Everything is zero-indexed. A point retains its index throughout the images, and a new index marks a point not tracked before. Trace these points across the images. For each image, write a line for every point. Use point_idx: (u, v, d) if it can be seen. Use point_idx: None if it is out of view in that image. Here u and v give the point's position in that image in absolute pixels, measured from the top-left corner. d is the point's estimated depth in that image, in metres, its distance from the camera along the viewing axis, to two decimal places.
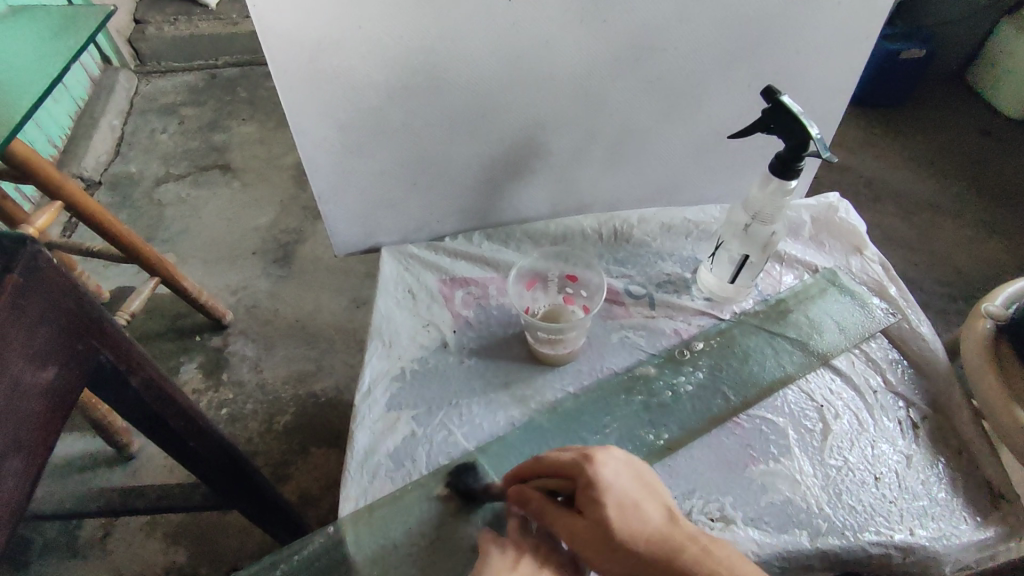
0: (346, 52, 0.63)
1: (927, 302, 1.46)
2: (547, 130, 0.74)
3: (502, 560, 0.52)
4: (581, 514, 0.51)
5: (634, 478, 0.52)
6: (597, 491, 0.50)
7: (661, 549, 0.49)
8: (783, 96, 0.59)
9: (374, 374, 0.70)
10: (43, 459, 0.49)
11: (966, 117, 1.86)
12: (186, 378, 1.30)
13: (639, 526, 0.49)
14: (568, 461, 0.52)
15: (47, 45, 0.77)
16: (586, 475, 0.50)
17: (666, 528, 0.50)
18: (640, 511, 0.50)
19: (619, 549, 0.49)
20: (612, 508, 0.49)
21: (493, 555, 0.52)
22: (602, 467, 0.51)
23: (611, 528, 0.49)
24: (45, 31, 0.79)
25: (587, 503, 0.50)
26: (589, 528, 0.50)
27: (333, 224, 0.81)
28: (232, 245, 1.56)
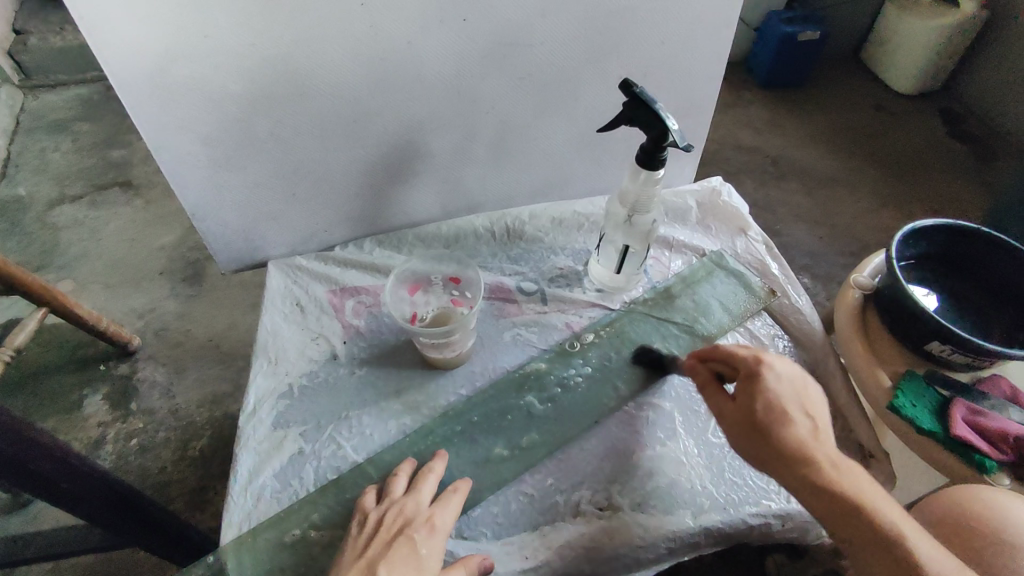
0: (197, 63, 0.59)
1: (832, 273, 1.53)
2: (424, 130, 0.73)
3: (355, 542, 0.53)
4: (734, 400, 0.56)
5: (801, 387, 0.56)
6: (760, 386, 0.55)
7: (792, 449, 0.52)
8: (639, 89, 0.60)
9: (260, 393, 0.68)
10: None
11: (862, 94, 1.96)
12: (91, 411, 1.23)
13: (780, 425, 0.53)
14: (742, 357, 0.57)
15: None
16: (757, 370, 0.56)
17: (803, 431, 0.53)
18: (787, 413, 0.54)
19: (755, 432, 0.54)
20: (763, 402, 0.54)
21: (351, 538, 0.54)
22: (772, 370, 0.56)
23: (756, 416, 0.54)
24: None
25: (746, 392, 0.55)
26: (737, 410, 0.55)
27: (213, 241, 0.77)
28: (137, 266, 1.49)
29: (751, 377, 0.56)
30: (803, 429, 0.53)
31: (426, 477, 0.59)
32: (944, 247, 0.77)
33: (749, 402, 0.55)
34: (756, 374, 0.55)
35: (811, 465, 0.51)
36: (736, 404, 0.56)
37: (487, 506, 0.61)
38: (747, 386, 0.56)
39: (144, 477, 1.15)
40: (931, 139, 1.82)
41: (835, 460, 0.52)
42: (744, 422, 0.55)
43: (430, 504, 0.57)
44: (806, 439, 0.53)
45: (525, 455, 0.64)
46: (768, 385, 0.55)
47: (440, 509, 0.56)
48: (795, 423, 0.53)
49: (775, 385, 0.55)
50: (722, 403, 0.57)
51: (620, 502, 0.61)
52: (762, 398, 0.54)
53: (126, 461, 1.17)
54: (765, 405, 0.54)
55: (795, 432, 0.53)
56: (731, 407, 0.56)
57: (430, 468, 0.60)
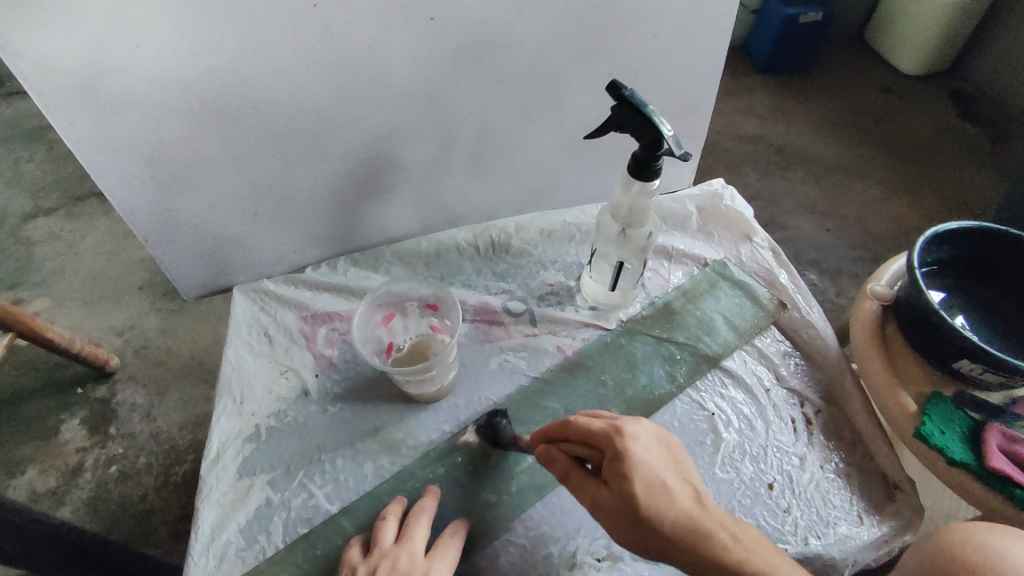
0: (131, 77, 0.53)
1: (842, 267, 1.46)
2: (394, 142, 0.67)
3: None
4: (608, 485, 0.48)
5: (666, 454, 0.49)
6: (629, 464, 0.47)
7: (688, 533, 0.45)
8: (628, 91, 0.54)
9: (223, 437, 0.62)
10: None
11: (868, 76, 1.88)
12: (69, 437, 1.18)
13: (660, 505, 0.46)
14: (602, 432, 0.49)
15: None
16: (621, 450, 0.47)
17: (687, 504, 0.46)
18: (670, 489, 0.46)
19: (641, 526, 0.45)
20: (640, 484, 0.46)
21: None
22: (633, 443, 0.48)
23: (637, 505, 0.46)
24: None
25: (615, 477, 0.47)
26: (613, 501, 0.47)
27: (172, 267, 0.72)
28: (115, 280, 1.42)
29: (618, 458, 0.47)
30: (688, 502, 0.47)
31: (419, 523, 0.53)
32: (969, 251, 0.70)
33: (623, 490, 0.46)
34: (620, 454, 0.47)
35: (711, 548, 0.45)
36: (614, 492, 0.47)
37: (473, 560, 0.55)
38: (615, 470, 0.47)
39: (124, 506, 1.10)
40: (940, 122, 1.74)
41: (736, 533, 0.46)
42: (621, 513, 0.46)
43: (425, 554, 0.51)
44: (688, 512, 0.46)
45: (516, 501, 0.58)
46: (633, 460, 0.47)
47: (436, 562, 0.50)
48: (673, 498, 0.46)
49: (644, 459, 0.47)
50: (597, 492, 0.48)
51: (621, 551, 0.55)
52: (637, 481, 0.46)
53: (105, 490, 1.12)
54: (642, 488, 0.46)
55: (683, 507, 0.46)
56: (607, 497, 0.47)
57: (422, 512, 0.54)
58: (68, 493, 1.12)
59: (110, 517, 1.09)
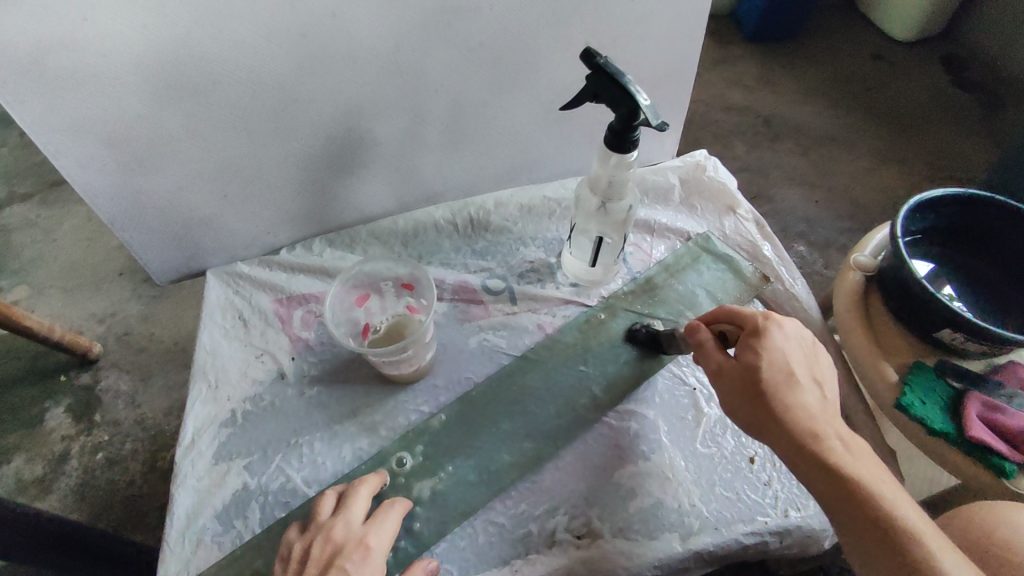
0: (81, 52, 0.51)
1: (830, 239, 1.45)
2: (365, 117, 0.65)
3: None
4: (733, 358, 0.49)
5: (808, 349, 0.49)
6: (763, 341, 0.48)
7: (797, 415, 0.45)
8: (602, 59, 0.52)
9: (198, 422, 0.61)
10: None
11: (858, 43, 1.84)
12: (53, 425, 1.17)
13: (784, 389, 0.46)
14: (750, 317, 0.50)
15: None
16: (765, 328, 0.48)
17: (813, 406, 0.46)
18: (796, 377, 0.47)
19: (755, 393, 0.46)
20: (771, 367, 0.47)
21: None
22: (776, 330, 0.48)
23: (759, 379, 0.46)
24: None
25: (748, 348, 0.48)
26: (734, 372, 0.48)
27: (142, 251, 0.70)
28: (96, 266, 1.40)
29: (756, 334, 0.48)
30: (812, 398, 0.46)
31: (357, 493, 0.52)
32: (953, 219, 0.69)
33: (751, 360, 0.47)
34: (760, 330, 0.48)
35: (802, 429, 0.45)
36: (735, 361, 0.48)
37: (450, 539, 0.55)
38: (749, 344, 0.48)
39: (112, 492, 1.10)
40: (930, 89, 1.72)
41: (846, 439, 0.45)
42: (742, 385, 0.47)
43: (364, 522, 0.51)
44: (813, 407, 0.46)
45: (496, 479, 0.57)
46: (772, 342, 0.47)
47: (375, 530, 0.50)
48: (806, 391, 0.46)
49: (783, 346, 0.48)
50: (719, 359, 0.49)
51: (600, 528, 0.55)
52: (764, 357, 0.47)
53: (92, 476, 1.11)
54: (769, 367, 0.47)
55: (806, 399, 0.46)
56: (730, 365, 0.48)
57: (360, 482, 0.53)
58: (54, 481, 1.11)
59: (98, 504, 1.09)
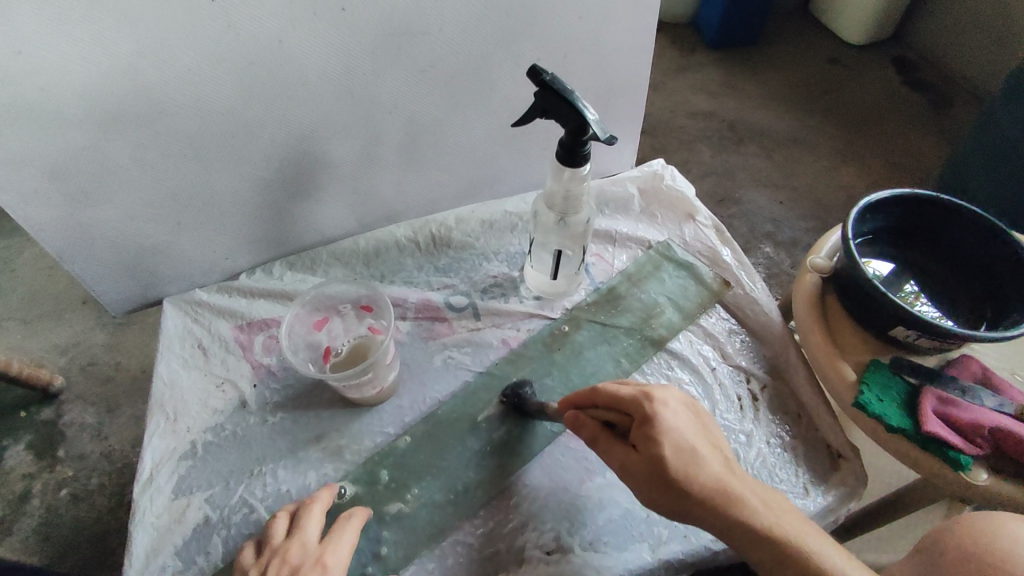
0: (16, 86, 0.49)
1: (795, 239, 1.48)
2: (320, 139, 0.64)
3: None
4: (637, 448, 0.49)
5: (694, 419, 0.50)
6: (658, 427, 0.48)
7: (712, 494, 0.46)
8: (549, 76, 0.52)
9: (156, 456, 0.60)
10: None
11: (814, 47, 1.89)
12: (14, 463, 1.13)
13: (693, 470, 0.46)
14: (633, 399, 0.50)
15: None
16: (654, 413, 0.48)
17: (716, 468, 0.47)
18: (698, 453, 0.47)
19: (668, 486, 0.46)
20: (669, 443, 0.47)
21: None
22: (661, 407, 0.49)
23: (665, 466, 0.47)
24: None
25: (647, 438, 0.48)
26: (642, 461, 0.48)
27: (94, 283, 0.68)
28: (56, 296, 1.36)
29: (648, 421, 0.48)
30: (718, 464, 0.47)
31: (310, 511, 0.52)
32: (903, 219, 0.71)
33: (652, 450, 0.47)
34: (652, 418, 0.48)
35: (723, 510, 0.46)
36: (642, 454, 0.48)
37: (419, 562, 0.54)
38: (647, 433, 0.48)
39: (78, 530, 1.06)
40: (885, 90, 1.77)
41: (764, 500, 0.47)
42: (656, 476, 0.47)
43: (320, 541, 0.51)
44: (720, 473, 0.47)
45: (464, 499, 0.57)
46: (667, 424, 0.48)
47: (331, 547, 0.50)
48: (708, 460, 0.47)
49: (674, 424, 0.48)
50: (626, 454, 0.49)
51: (569, 543, 0.55)
52: (667, 443, 0.47)
53: (56, 515, 1.08)
54: (666, 453, 0.47)
55: (712, 470, 0.47)
56: (637, 458, 0.48)
57: (312, 499, 0.53)
58: (15, 522, 1.07)
59: (64, 543, 1.05)
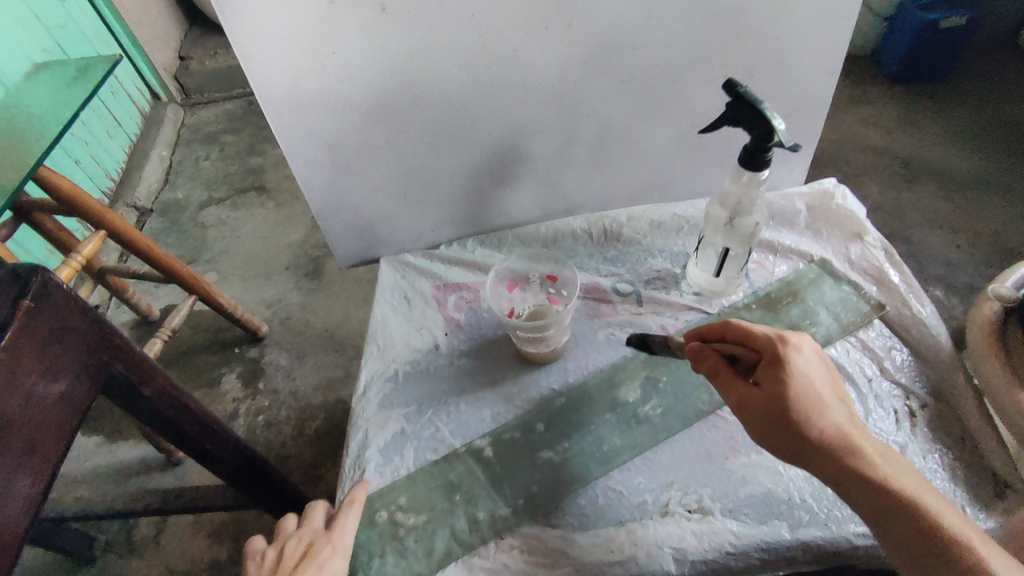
0: (325, 77, 0.67)
1: (972, 285, 1.37)
2: (526, 135, 0.77)
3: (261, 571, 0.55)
4: (758, 387, 0.53)
5: (826, 370, 0.53)
6: (784, 370, 0.51)
7: (828, 438, 0.50)
8: (743, 88, 0.59)
9: (369, 376, 0.74)
10: (57, 467, 0.51)
11: (1015, 86, 1.74)
12: (227, 387, 1.39)
13: (812, 414, 0.50)
14: (763, 339, 0.54)
15: (64, 94, 0.83)
16: (783, 356, 0.52)
17: (839, 421, 0.51)
18: (823, 400, 0.51)
19: (784, 424, 0.51)
20: (794, 387, 0.51)
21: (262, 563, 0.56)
22: (797, 354, 0.52)
23: (785, 402, 0.51)
24: (61, 84, 0.85)
25: (772, 378, 0.52)
26: (761, 398, 0.52)
27: (334, 238, 0.86)
28: (268, 261, 1.65)
29: (775, 363, 0.52)
30: (844, 416, 0.51)
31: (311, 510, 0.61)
32: None
33: (775, 388, 0.51)
34: (779, 360, 0.52)
35: (833, 450, 0.49)
36: (762, 391, 0.52)
37: (572, 496, 0.62)
38: (773, 372, 0.52)
39: (268, 449, 1.28)
40: None
41: (881, 454, 0.50)
42: (770, 412, 0.51)
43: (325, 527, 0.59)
44: (840, 424, 0.50)
45: (619, 451, 0.64)
46: (796, 371, 0.52)
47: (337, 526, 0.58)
48: (831, 410, 0.51)
49: (804, 371, 0.52)
50: (742, 390, 0.53)
51: (711, 506, 0.60)
52: (792, 385, 0.51)
53: (254, 434, 1.31)
54: (794, 392, 0.51)
55: (832, 419, 0.51)
56: (756, 395, 0.52)
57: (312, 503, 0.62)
58: None
59: None
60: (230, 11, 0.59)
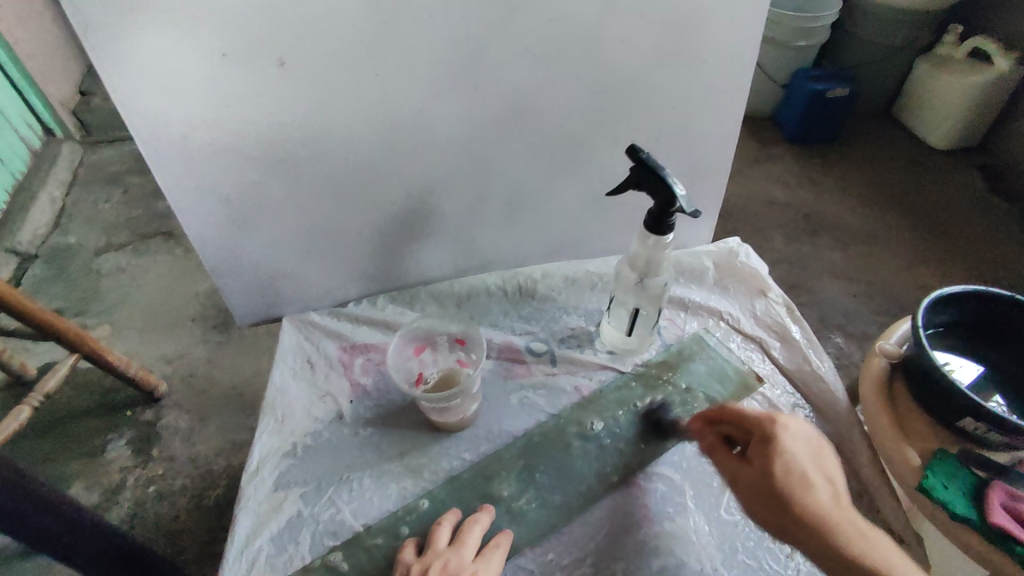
0: (219, 131, 0.63)
1: (868, 332, 1.46)
2: (437, 193, 0.75)
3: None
4: (748, 463, 0.56)
5: (816, 453, 0.56)
6: (774, 449, 0.55)
7: (814, 515, 0.52)
8: (645, 154, 0.60)
9: (263, 452, 0.68)
10: None
11: (896, 149, 1.92)
12: (114, 455, 1.25)
13: (800, 491, 0.53)
14: (755, 419, 0.57)
15: None
16: (772, 435, 0.55)
17: (825, 499, 0.53)
18: (808, 479, 0.53)
19: (774, 498, 0.53)
20: (782, 466, 0.54)
21: None
22: (786, 435, 0.55)
23: (774, 481, 0.53)
24: None
25: (761, 454, 0.55)
26: (753, 475, 0.55)
27: (231, 297, 0.80)
28: (170, 312, 1.53)
29: (765, 441, 0.55)
30: (827, 495, 0.53)
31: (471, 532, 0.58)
32: (976, 315, 0.73)
33: (766, 464, 0.54)
34: (772, 438, 0.55)
35: (815, 524, 0.52)
36: (752, 467, 0.55)
37: None
38: (762, 450, 0.55)
39: (158, 525, 1.15)
40: (969, 194, 1.76)
41: (862, 530, 0.52)
42: (761, 488, 0.54)
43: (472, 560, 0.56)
44: (827, 503, 0.53)
45: (532, 525, 0.62)
46: (786, 448, 0.55)
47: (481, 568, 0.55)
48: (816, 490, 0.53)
49: (792, 452, 0.55)
50: (735, 467, 0.57)
51: None
52: (780, 464, 0.54)
53: (143, 508, 1.18)
54: (782, 471, 0.54)
55: (817, 497, 0.53)
56: (748, 472, 0.55)
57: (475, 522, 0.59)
58: (108, 509, 1.18)
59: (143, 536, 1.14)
60: (106, 58, 0.55)
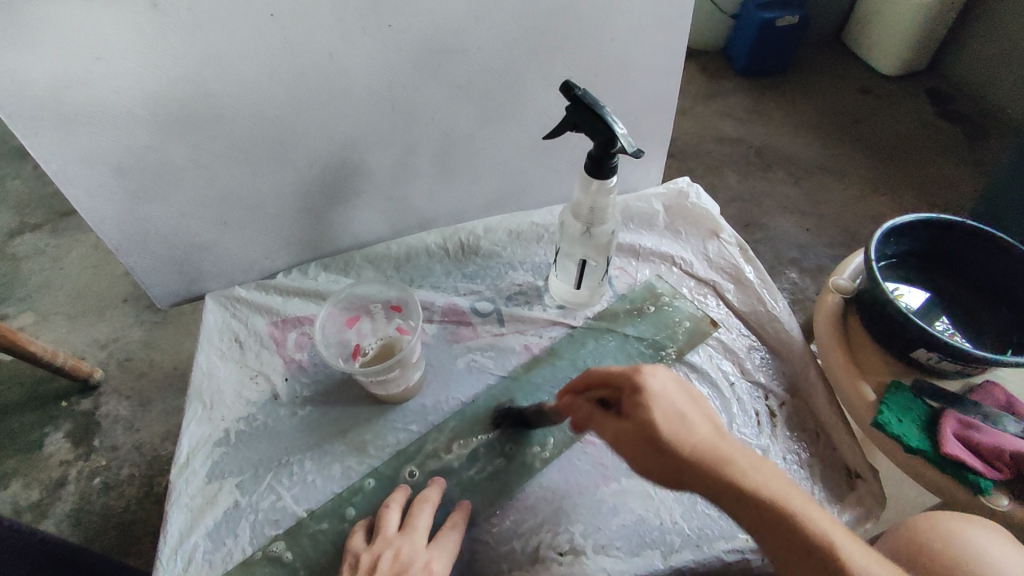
0: (93, 88, 0.54)
1: (823, 265, 1.46)
2: (360, 148, 0.68)
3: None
4: (625, 417, 0.50)
5: (684, 392, 0.51)
6: (645, 396, 0.49)
7: (705, 460, 0.47)
8: (580, 91, 0.54)
9: (193, 441, 0.63)
10: None
11: (846, 77, 1.90)
12: (52, 450, 1.18)
13: (682, 436, 0.48)
14: (618, 372, 0.52)
15: None
16: (639, 381, 0.50)
17: (709, 440, 0.48)
18: (685, 420, 0.49)
19: (657, 449, 0.48)
20: (660, 414, 0.49)
21: None
22: (653, 376, 0.50)
23: (654, 433, 0.48)
24: None
25: (633, 405, 0.49)
26: (630, 428, 0.49)
27: (145, 276, 0.73)
28: (99, 293, 1.43)
29: (637, 390, 0.50)
30: (710, 435, 0.49)
31: (422, 513, 0.55)
32: (928, 243, 0.72)
33: (642, 418, 0.49)
34: (638, 386, 0.50)
35: (710, 472, 0.47)
36: (629, 420, 0.50)
37: None
38: (634, 401, 0.49)
39: (107, 518, 1.10)
40: (917, 120, 1.76)
41: (751, 464, 0.48)
42: (643, 442, 0.49)
43: (426, 546, 0.53)
44: (710, 442, 0.48)
45: (485, 494, 0.59)
46: (652, 393, 0.49)
47: (437, 555, 0.52)
48: (698, 431, 0.49)
49: (659, 394, 0.50)
50: (614, 423, 0.51)
51: (583, 545, 0.56)
52: (654, 411, 0.49)
53: (88, 502, 1.12)
54: (657, 417, 0.48)
55: (700, 440, 0.48)
56: (626, 427, 0.50)
57: (425, 500, 0.56)
58: (51, 506, 1.11)
59: (92, 531, 1.08)
60: None
